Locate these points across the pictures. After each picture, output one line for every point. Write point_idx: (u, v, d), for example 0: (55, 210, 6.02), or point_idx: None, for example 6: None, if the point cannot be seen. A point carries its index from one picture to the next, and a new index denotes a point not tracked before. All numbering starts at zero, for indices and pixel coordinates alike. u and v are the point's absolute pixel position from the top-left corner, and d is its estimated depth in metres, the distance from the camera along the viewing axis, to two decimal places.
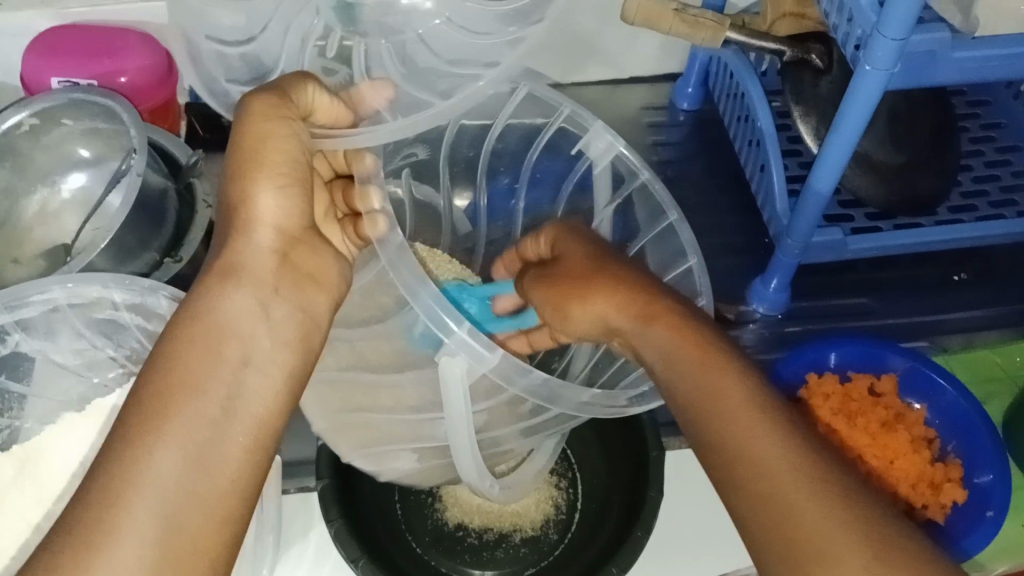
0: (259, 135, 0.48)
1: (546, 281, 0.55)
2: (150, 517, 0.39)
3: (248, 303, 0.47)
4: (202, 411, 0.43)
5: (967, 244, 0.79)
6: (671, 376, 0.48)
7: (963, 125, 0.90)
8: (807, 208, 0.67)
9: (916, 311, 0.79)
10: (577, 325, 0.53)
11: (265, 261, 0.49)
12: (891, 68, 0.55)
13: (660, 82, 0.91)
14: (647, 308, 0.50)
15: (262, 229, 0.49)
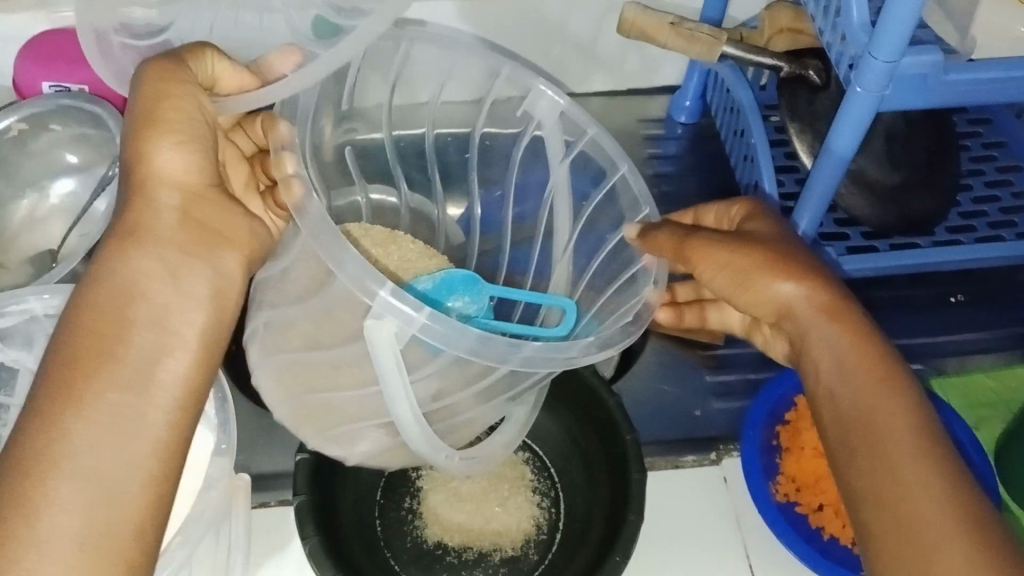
0: (161, 95, 0.50)
1: (738, 246, 0.56)
2: (76, 484, 0.43)
3: (155, 265, 0.49)
4: (118, 377, 0.46)
5: (964, 264, 0.78)
6: (836, 388, 0.54)
7: (964, 144, 0.89)
8: (821, 178, 0.62)
9: (911, 333, 0.78)
10: (755, 308, 0.57)
11: (168, 221, 0.50)
12: (882, 90, 0.54)
13: (657, 94, 0.91)
14: (835, 317, 0.55)
15: (164, 188, 0.50)
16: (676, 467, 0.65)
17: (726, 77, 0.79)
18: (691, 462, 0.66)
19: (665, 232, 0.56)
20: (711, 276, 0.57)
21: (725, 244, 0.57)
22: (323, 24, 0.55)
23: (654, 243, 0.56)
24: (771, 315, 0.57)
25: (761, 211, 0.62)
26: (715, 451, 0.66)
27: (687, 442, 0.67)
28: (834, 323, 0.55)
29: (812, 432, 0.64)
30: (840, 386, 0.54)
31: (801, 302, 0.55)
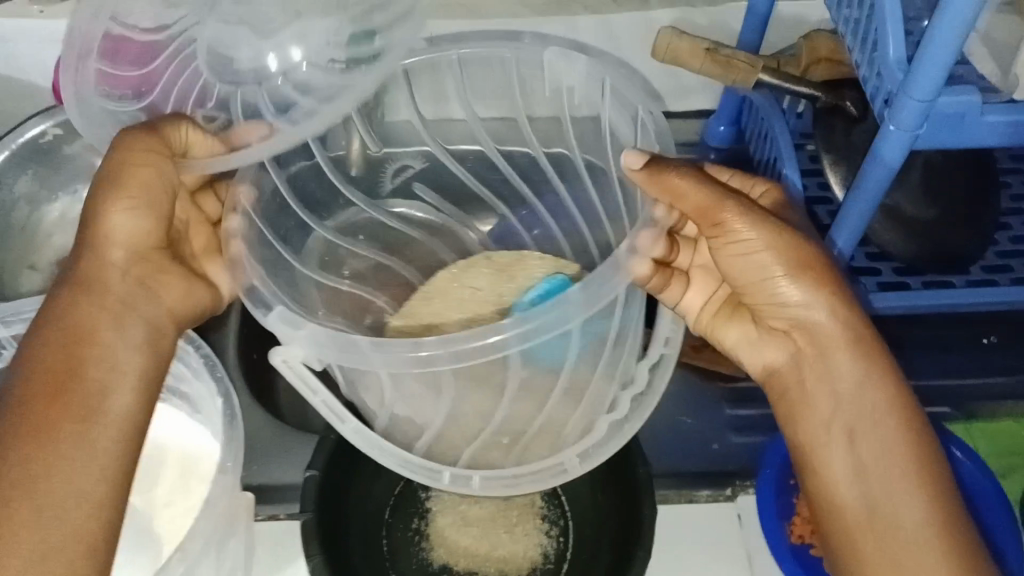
0: (125, 159, 0.53)
1: (775, 232, 0.53)
2: (32, 509, 0.44)
3: (104, 315, 0.51)
4: (68, 409, 0.48)
5: (999, 305, 0.76)
6: (852, 407, 0.53)
7: (1005, 181, 0.87)
8: (861, 199, 0.59)
9: (940, 374, 0.76)
10: (773, 311, 0.56)
11: (117, 276, 0.53)
12: (917, 130, 0.53)
13: (691, 118, 0.90)
14: (857, 346, 0.53)
15: (116, 247, 0.54)
16: (690, 501, 0.64)
17: (760, 105, 0.77)
18: (705, 497, 0.64)
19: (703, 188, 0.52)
20: (732, 254, 0.55)
21: (762, 230, 0.53)
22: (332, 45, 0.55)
23: (681, 191, 0.52)
24: (781, 319, 0.56)
25: (786, 205, 0.61)
26: (731, 488, 0.65)
27: (702, 476, 0.65)
28: (856, 340, 0.53)
29: None
30: (851, 413, 0.53)
31: (823, 323, 0.54)
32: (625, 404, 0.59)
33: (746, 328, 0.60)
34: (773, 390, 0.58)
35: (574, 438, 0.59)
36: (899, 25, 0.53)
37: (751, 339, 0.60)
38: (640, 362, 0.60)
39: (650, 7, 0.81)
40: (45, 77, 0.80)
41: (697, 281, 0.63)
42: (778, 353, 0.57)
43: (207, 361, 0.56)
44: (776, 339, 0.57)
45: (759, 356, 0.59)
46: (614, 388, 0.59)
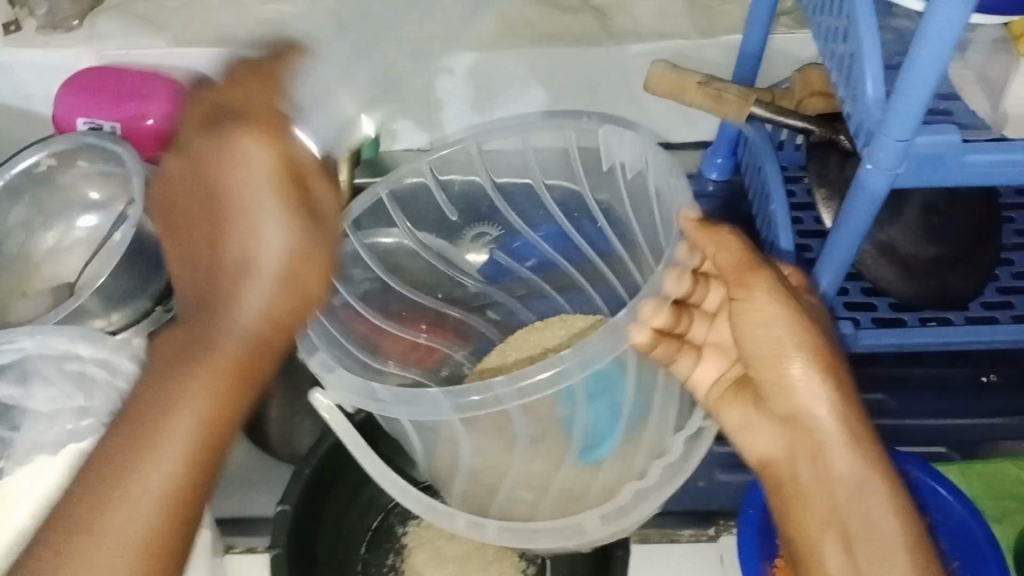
0: (264, 102, 0.44)
1: (792, 309, 0.53)
2: (153, 484, 0.45)
3: (266, 303, 0.44)
4: (210, 395, 0.45)
5: (999, 344, 0.75)
6: (855, 504, 0.53)
7: (1009, 215, 0.86)
8: (844, 239, 0.58)
9: (938, 413, 0.75)
10: (778, 399, 0.55)
11: (257, 230, 0.43)
12: (896, 170, 0.52)
13: (689, 148, 0.90)
14: (858, 448, 0.53)
15: (252, 162, 0.42)
16: (671, 541, 0.64)
17: (753, 137, 0.76)
18: (687, 537, 0.64)
19: (730, 249, 0.54)
20: (750, 324, 0.54)
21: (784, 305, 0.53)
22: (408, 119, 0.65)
23: (715, 248, 0.55)
24: (783, 407, 0.55)
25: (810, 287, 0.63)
26: (713, 526, 0.64)
27: (686, 515, 0.65)
28: (854, 439, 0.53)
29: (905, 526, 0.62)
30: (853, 514, 0.53)
31: (827, 422, 0.53)
32: (654, 474, 0.58)
33: (745, 412, 0.58)
34: (773, 477, 0.57)
35: (598, 501, 0.58)
36: (879, 63, 0.53)
37: (748, 423, 0.58)
38: (674, 431, 0.60)
39: (643, 41, 0.81)
40: (46, 104, 0.82)
41: (709, 355, 0.61)
42: (775, 443, 0.57)
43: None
44: (775, 429, 0.56)
45: (756, 444, 0.58)
46: (641, 454, 0.59)
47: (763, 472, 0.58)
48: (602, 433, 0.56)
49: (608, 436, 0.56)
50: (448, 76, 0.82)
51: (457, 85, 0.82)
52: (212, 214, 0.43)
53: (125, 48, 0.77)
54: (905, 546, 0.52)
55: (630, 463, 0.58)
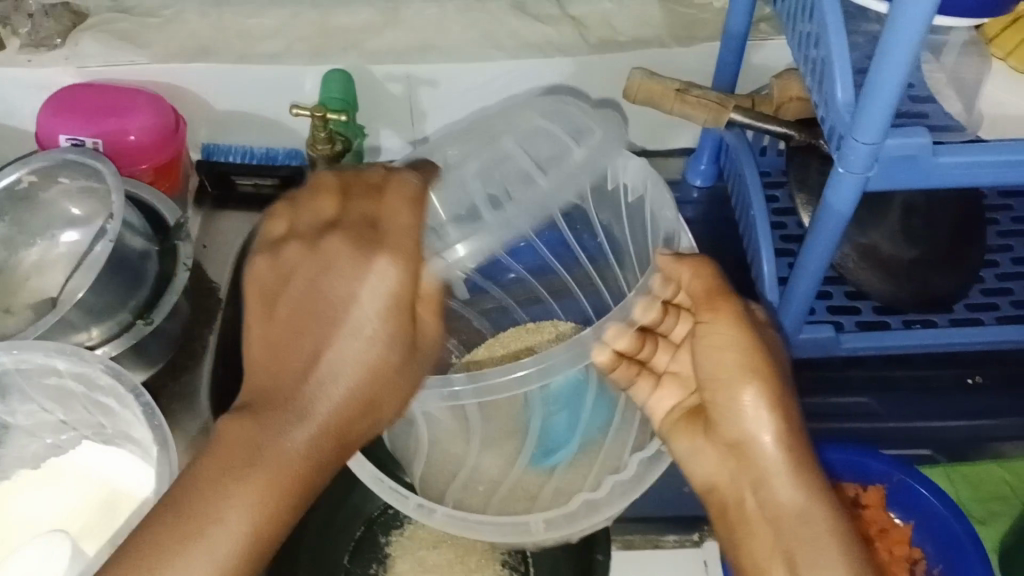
0: (406, 228, 0.48)
1: (752, 337, 0.53)
2: (210, 553, 0.43)
3: (348, 401, 0.46)
4: (275, 477, 0.45)
5: (982, 346, 0.75)
6: (798, 537, 0.52)
7: (993, 217, 0.86)
8: (819, 243, 0.58)
9: (924, 416, 0.75)
10: (726, 427, 0.55)
11: (363, 346, 0.46)
12: (867, 172, 0.53)
13: (672, 156, 0.90)
14: (801, 477, 0.52)
15: (373, 287, 0.46)
16: (656, 547, 0.64)
17: (732, 144, 0.77)
18: (673, 542, 0.64)
19: (701, 275, 0.54)
20: (712, 346, 0.54)
21: (744, 333, 0.54)
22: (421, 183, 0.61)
23: (684, 269, 0.54)
24: (730, 432, 0.55)
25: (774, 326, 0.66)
26: (698, 532, 0.64)
27: (672, 520, 0.65)
28: (797, 480, 0.53)
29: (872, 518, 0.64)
30: (795, 544, 0.52)
31: (769, 449, 0.53)
32: (608, 485, 0.59)
33: (693, 441, 0.58)
34: (719, 503, 0.57)
35: (550, 506, 0.59)
36: (847, 67, 0.53)
37: (696, 450, 0.57)
38: (631, 451, 0.60)
39: (622, 49, 0.81)
40: (32, 122, 0.83)
41: (669, 383, 0.60)
42: (720, 468, 0.56)
43: (146, 409, 0.54)
44: (721, 455, 0.56)
45: (703, 469, 0.57)
46: (598, 464, 0.59)
47: (708, 497, 0.58)
48: (557, 440, 0.58)
49: (565, 443, 0.59)
50: (430, 87, 0.83)
51: (439, 95, 0.84)
52: (327, 322, 0.46)
53: (108, 63, 0.78)
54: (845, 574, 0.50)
55: (585, 472, 0.59)
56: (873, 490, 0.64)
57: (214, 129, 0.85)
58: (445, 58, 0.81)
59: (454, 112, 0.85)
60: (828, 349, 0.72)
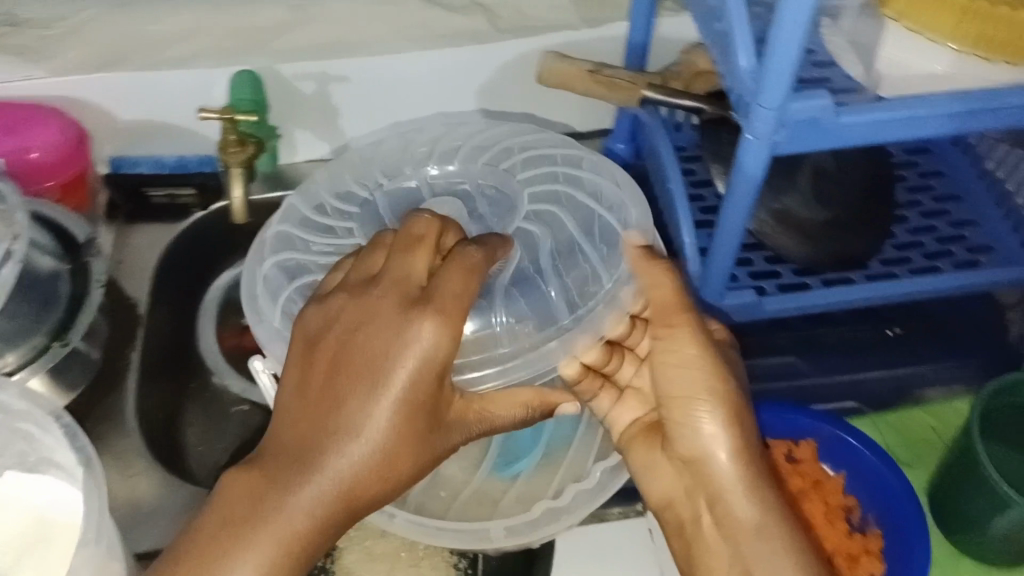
0: (458, 295, 0.47)
1: (711, 353, 0.54)
2: None
3: (368, 469, 0.47)
4: (286, 535, 0.46)
5: (897, 298, 0.78)
6: (755, 557, 0.52)
7: (901, 174, 0.89)
8: (735, 210, 0.60)
9: (849, 370, 0.77)
10: (685, 444, 0.55)
11: (390, 415, 0.46)
12: (774, 136, 0.54)
13: (590, 138, 0.91)
14: (757, 491, 0.53)
15: (406, 360, 0.46)
16: (602, 520, 0.65)
17: (646, 121, 0.78)
18: (617, 515, 0.65)
19: (663, 286, 0.53)
20: (671, 361, 0.55)
21: (705, 352, 0.54)
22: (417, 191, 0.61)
23: (654, 284, 0.53)
24: (686, 447, 0.55)
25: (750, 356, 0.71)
26: (641, 502, 0.66)
27: (614, 494, 0.66)
28: (756, 499, 0.53)
29: (814, 471, 0.65)
30: (753, 557, 0.52)
31: (724, 464, 0.53)
32: (569, 494, 0.59)
33: (650, 455, 0.59)
34: (674, 518, 0.58)
35: (507, 514, 0.59)
36: (748, 35, 0.54)
37: (654, 463, 0.59)
38: (595, 461, 0.62)
39: (533, 33, 0.81)
40: None
41: (630, 396, 0.61)
42: (676, 483, 0.58)
43: (66, 431, 0.52)
44: (677, 469, 0.57)
45: (659, 483, 0.58)
46: (559, 475, 0.60)
47: (663, 513, 0.58)
48: (520, 450, 0.60)
49: (528, 453, 0.60)
50: (341, 83, 0.81)
51: (352, 92, 0.82)
52: (356, 382, 0.47)
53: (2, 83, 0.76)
54: None
55: (546, 484, 0.60)
56: (806, 446, 0.66)
57: (120, 143, 0.81)
58: (355, 53, 0.80)
59: (370, 109, 0.84)
60: (751, 311, 0.73)
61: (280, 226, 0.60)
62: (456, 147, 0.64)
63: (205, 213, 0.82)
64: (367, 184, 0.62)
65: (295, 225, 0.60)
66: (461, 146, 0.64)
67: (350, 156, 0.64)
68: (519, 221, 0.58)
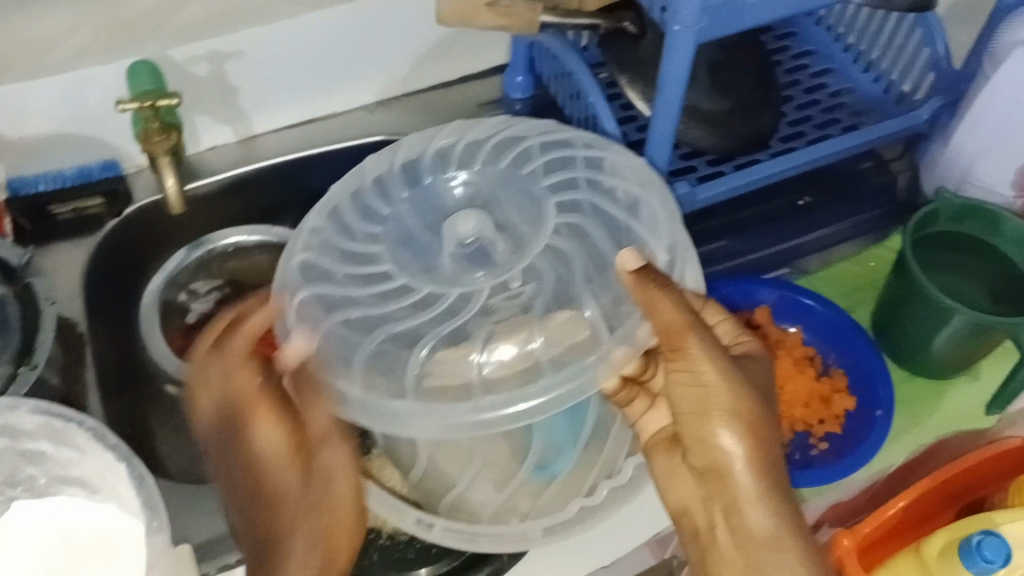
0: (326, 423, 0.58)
1: (727, 372, 0.55)
2: None
3: (316, 550, 0.57)
4: None
5: (801, 169, 0.81)
6: (765, 561, 0.57)
7: (778, 59, 0.95)
8: (669, 95, 0.66)
9: (774, 242, 0.84)
10: (704, 455, 0.58)
11: (296, 499, 0.59)
12: (698, 23, 0.60)
13: (487, 77, 0.93)
14: (771, 504, 0.57)
15: (290, 459, 0.60)
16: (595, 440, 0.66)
17: (550, 45, 0.80)
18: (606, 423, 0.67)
19: (678, 308, 0.53)
20: (682, 379, 0.56)
21: (719, 365, 0.55)
22: (435, 199, 0.61)
23: (659, 308, 0.52)
24: (703, 459, 0.59)
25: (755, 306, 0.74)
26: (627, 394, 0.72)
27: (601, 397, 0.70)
28: (771, 514, 0.57)
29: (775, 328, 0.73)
30: (767, 566, 0.56)
31: (743, 478, 0.57)
32: (603, 491, 0.62)
33: (670, 461, 0.63)
34: (689, 525, 0.61)
35: (545, 514, 0.61)
36: None
37: (673, 471, 0.62)
38: (626, 456, 0.65)
39: None
40: None
41: (661, 403, 0.64)
42: (690, 491, 0.61)
43: (94, 434, 0.51)
44: (694, 481, 0.61)
45: (677, 490, 0.62)
46: (594, 472, 0.62)
47: (679, 520, 0.62)
48: (557, 454, 0.61)
49: (563, 453, 0.61)
50: (236, 60, 0.78)
51: (248, 67, 0.79)
52: (275, 476, 0.60)
53: None
54: None
55: (580, 482, 0.62)
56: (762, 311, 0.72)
57: (12, 161, 0.76)
58: (246, 25, 0.77)
59: (269, 83, 0.82)
60: (686, 202, 0.78)
61: (305, 239, 0.59)
62: (478, 149, 0.63)
63: (119, 221, 0.80)
64: (383, 196, 0.61)
65: (325, 234, 0.59)
66: (483, 147, 0.62)
67: (366, 162, 0.62)
68: (555, 239, 0.57)
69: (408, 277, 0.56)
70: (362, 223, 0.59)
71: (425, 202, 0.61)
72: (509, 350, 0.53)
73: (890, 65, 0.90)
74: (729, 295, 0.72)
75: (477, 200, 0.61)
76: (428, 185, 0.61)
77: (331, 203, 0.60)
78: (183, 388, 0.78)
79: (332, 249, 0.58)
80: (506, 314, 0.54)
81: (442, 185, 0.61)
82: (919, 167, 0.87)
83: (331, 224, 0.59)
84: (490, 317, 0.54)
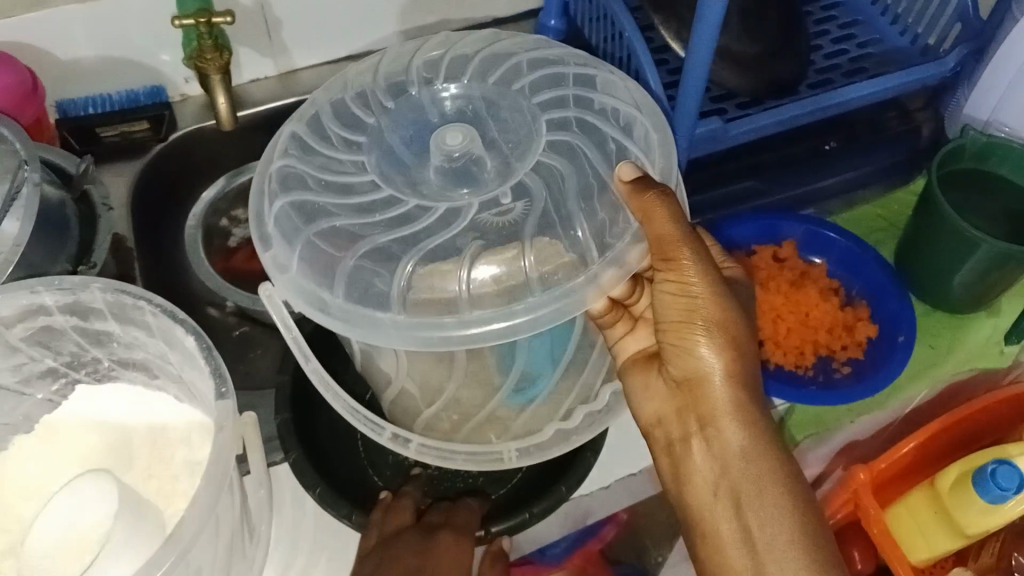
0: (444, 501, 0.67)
1: (712, 286, 0.59)
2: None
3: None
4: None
5: (824, 113, 0.82)
6: (736, 472, 0.59)
7: (807, 10, 0.97)
8: (704, 29, 0.67)
9: (798, 184, 0.86)
10: (684, 366, 0.61)
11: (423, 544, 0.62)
12: None
13: (522, 20, 0.95)
14: (743, 417, 0.59)
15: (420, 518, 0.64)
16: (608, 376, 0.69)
17: None
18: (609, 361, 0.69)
19: (674, 214, 0.55)
20: (672, 289, 0.60)
21: (705, 277, 0.59)
22: (424, 112, 0.61)
23: (656, 217, 0.54)
24: (682, 369, 0.62)
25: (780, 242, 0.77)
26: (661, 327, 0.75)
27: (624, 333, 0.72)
28: (744, 425, 0.59)
29: (794, 260, 0.76)
30: (738, 478, 0.59)
31: (718, 388, 0.60)
32: (578, 416, 0.66)
33: (647, 379, 0.66)
34: (662, 436, 0.64)
35: (518, 436, 0.65)
36: None
37: (649, 386, 0.65)
38: (603, 381, 0.69)
39: None
40: None
41: (641, 328, 0.69)
42: (666, 404, 0.64)
43: (164, 310, 0.54)
44: (670, 393, 0.64)
45: (652, 404, 0.65)
46: (571, 398, 0.66)
47: (652, 432, 0.65)
48: (535, 378, 0.62)
49: (541, 376, 0.62)
50: None
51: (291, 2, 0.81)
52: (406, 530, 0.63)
53: None
54: (785, 501, 0.57)
55: (556, 408, 0.65)
56: (789, 246, 0.76)
57: (63, 85, 0.78)
58: None
59: (308, 20, 0.84)
60: (718, 139, 0.80)
61: (287, 147, 0.60)
62: (468, 60, 0.63)
63: (164, 145, 0.82)
64: (372, 105, 0.61)
65: (309, 139, 0.60)
66: (473, 60, 0.63)
67: (357, 76, 0.63)
68: (545, 157, 0.57)
69: (392, 190, 0.56)
70: (343, 131, 0.60)
71: (407, 118, 0.61)
72: (491, 270, 0.54)
73: (916, 18, 0.91)
74: (726, 236, 0.75)
75: (464, 112, 0.61)
76: (413, 95, 0.62)
77: (321, 110, 0.61)
78: (223, 311, 0.81)
79: (318, 159, 0.59)
80: (493, 231, 0.54)
81: (428, 95, 0.61)
82: (943, 118, 0.88)
83: (315, 132, 0.60)
84: (478, 232, 0.54)
